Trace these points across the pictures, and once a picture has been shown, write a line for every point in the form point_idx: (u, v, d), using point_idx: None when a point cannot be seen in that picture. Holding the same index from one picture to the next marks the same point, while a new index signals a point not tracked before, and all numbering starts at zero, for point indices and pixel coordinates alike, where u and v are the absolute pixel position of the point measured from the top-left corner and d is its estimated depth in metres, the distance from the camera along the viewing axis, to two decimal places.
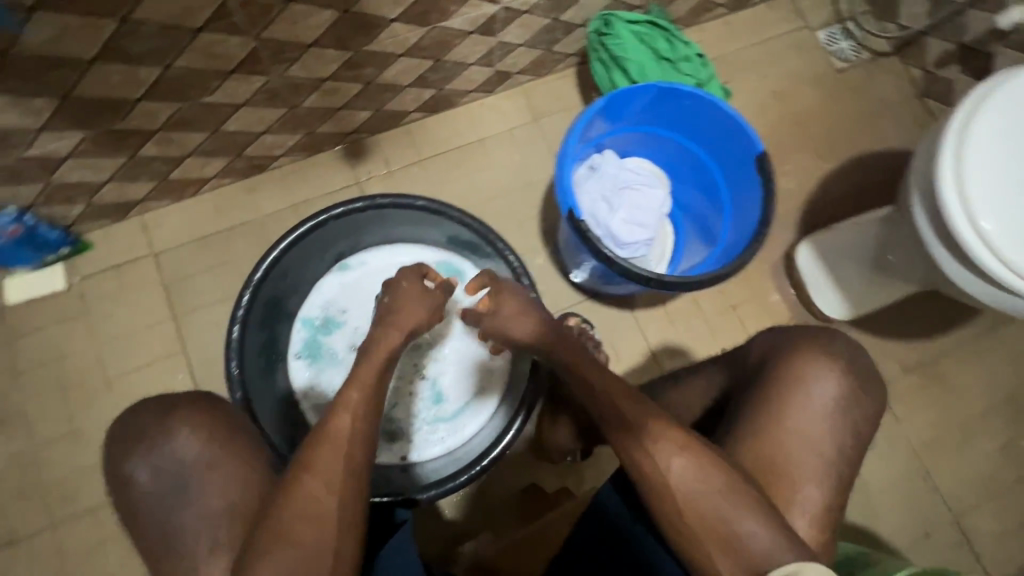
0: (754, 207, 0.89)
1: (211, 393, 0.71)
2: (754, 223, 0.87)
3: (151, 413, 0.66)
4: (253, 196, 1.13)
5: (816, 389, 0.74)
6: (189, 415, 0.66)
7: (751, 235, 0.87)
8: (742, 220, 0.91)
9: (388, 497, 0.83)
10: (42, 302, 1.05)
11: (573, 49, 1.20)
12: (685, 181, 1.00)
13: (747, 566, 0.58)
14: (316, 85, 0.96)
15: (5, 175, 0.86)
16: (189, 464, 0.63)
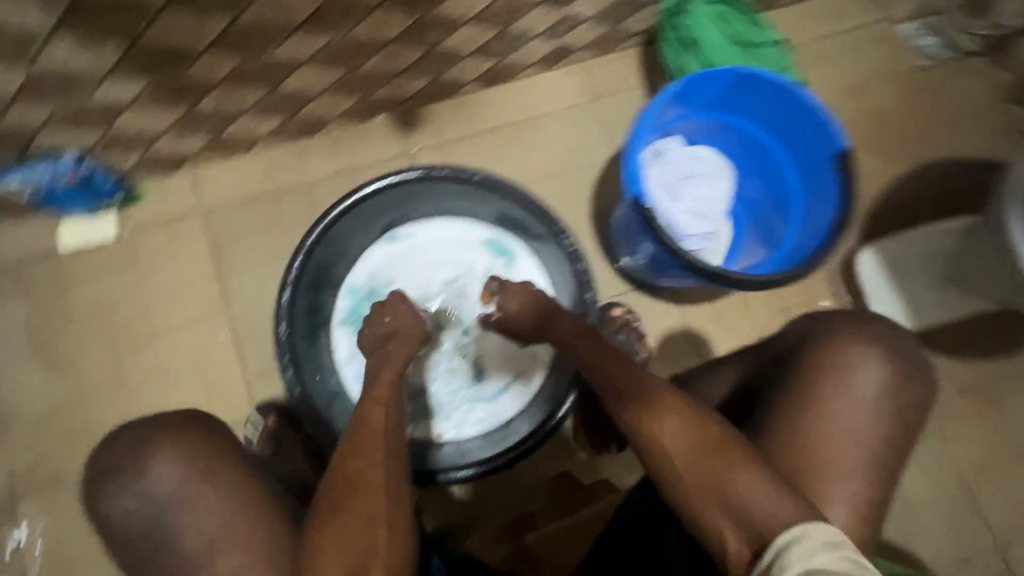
0: (828, 205, 0.84)
1: (184, 417, 0.74)
2: (828, 224, 0.82)
3: (123, 450, 0.70)
4: (303, 159, 1.12)
5: (868, 378, 0.68)
6: (160, 448, 0.69)
7: (823, 236, 0.82)
8: (812, 218, 0.87)
9: None
10: (94, 249, 1.06)
11: (640, 27, 1.15)
12: (752, 173, 0.96)
13: (750, 532, 0.58)
14: (378, 47, 0.93)
15: (68, 120, 0.86)
16: (175, 493, 0.67)
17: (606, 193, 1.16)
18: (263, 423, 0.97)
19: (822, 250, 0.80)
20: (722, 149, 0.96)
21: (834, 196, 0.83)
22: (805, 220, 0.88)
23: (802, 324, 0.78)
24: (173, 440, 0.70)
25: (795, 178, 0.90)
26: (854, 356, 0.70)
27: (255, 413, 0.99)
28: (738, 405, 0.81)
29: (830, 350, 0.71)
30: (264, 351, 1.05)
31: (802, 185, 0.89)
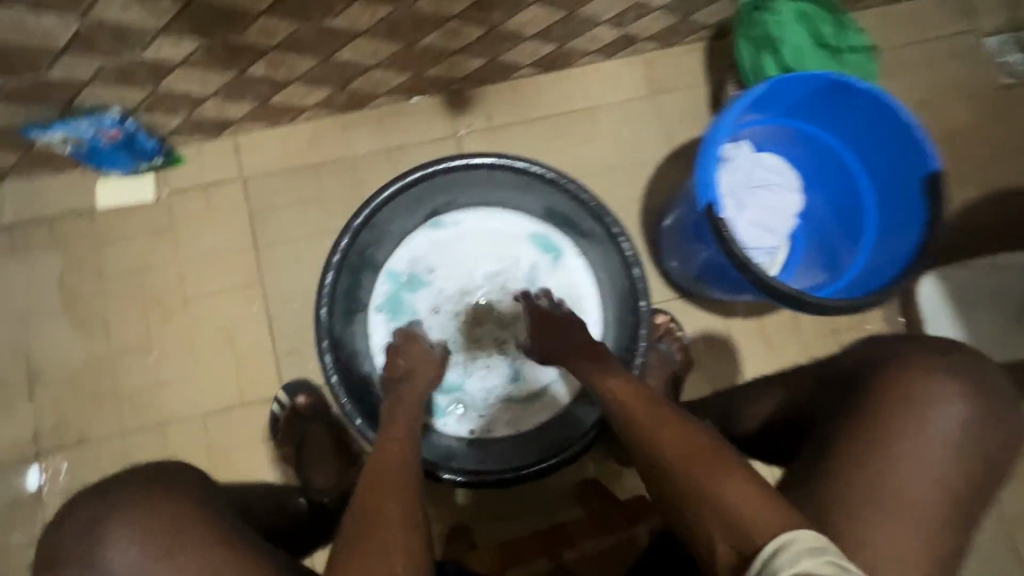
0: (911, 231, 0.78)
1: (151, 472, 0.67)
2: (908, 249, 0.77)
3: (76, 528, 0.61)
4: (348, 134, 1.08)
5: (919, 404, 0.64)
6: (117, 518, 0.61)
7: (903, 261, 0.77)
8: (888, 243, 0.81)
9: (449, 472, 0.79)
10: (132, 210, 1.04)
11: (711, 20, 1.08)
12: (823, 188, 0.90)
13: (734, 534, 0.51)
14: (440, 23, 0.88)
15: (116, 76, 0.82)
16: (139, 574, 0.58)
17: (658, 194, 1.11)
18: (291, 402, 0.97)
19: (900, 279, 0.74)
20: (793, 158, 0.91)
21: (918, 221, 0.77)
22: (880, 244, 0.82)
23: (864, 348, 0.73)
24: (128, 509, 0.61)
25: (872, 197, 0.84)
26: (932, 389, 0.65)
27: (282, 392, 0.98)
28: (786, 426, 0.77)
29: (901, 380, 0.66)
30: (295, 328, 1.02)
31: (879, 206, 0.83)
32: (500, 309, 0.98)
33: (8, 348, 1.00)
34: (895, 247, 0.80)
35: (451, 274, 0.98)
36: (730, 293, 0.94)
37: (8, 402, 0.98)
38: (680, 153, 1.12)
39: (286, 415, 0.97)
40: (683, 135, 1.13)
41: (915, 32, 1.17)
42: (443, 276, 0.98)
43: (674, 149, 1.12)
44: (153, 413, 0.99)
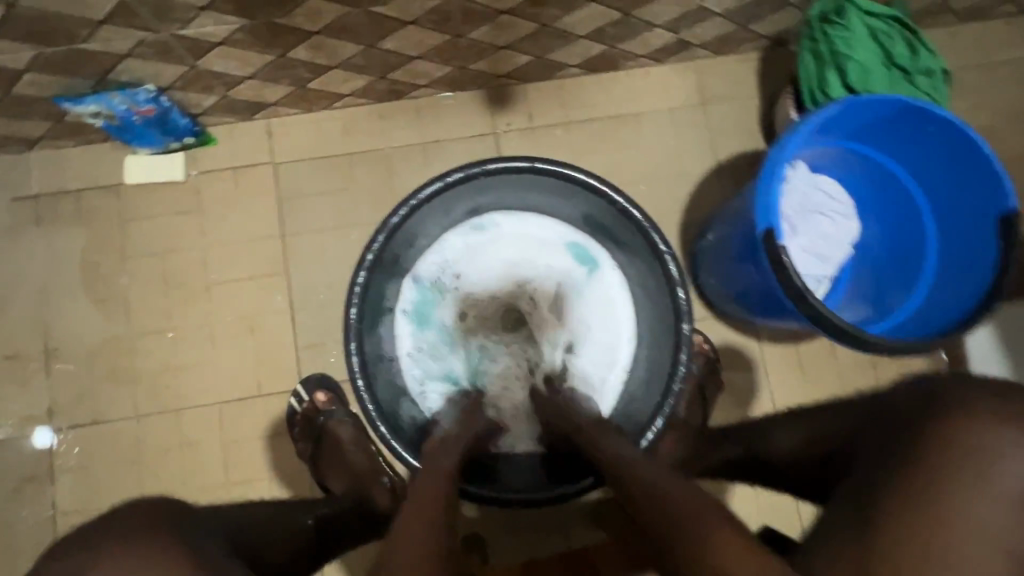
0: (978, 272, 0.73)
1: (134, 512, 0.55)
2: (976, 294, 0.72)
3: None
4: (383, 124, 1.04)
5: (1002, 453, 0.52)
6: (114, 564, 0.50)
7: (970, 307, 0.72)
8: (950, 282, 0.76)
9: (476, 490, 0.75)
10: (159, 189, 1.01)
11: (769, 31, 1.03)
12: (881, 217, 0.85)
13: None
14: (491, 17, 0.84)
15: (155, 51, 0.79)
16: None
17: (699, 208, 1.06)
18: (309, 398, 0.94)
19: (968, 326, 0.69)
20: (851, 183, 0.85)
21: (987, 263, 0.72)
22: (941, 282, 0.77)
23: (913, 384, 0.64)
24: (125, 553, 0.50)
25: (935, 232, 0.79)
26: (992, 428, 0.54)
27: (300, 387, 0.96)
28: (822, 462, 0.71)
29: (951, 421, 0.55)
30: (317, 321, 1.00)
31: (942, 241, 0.78)
32: (531, 321, 0.95)
33: (27, 322, 0.98)
34: (958, 288, 0.75)
35: (482, 280, 0.95)
36: (773, 320, 0.90)
37: (24, 376, 0.96)
38: (724, 167, 1.08)
39: (303, 411, 0.95)
40: (729, 149, 1.08)
41: (979, 57, 1.12)
42: (473, 281, 0.95)
43: (719, 163, 1.08)
44: (170, 398, 0.97)
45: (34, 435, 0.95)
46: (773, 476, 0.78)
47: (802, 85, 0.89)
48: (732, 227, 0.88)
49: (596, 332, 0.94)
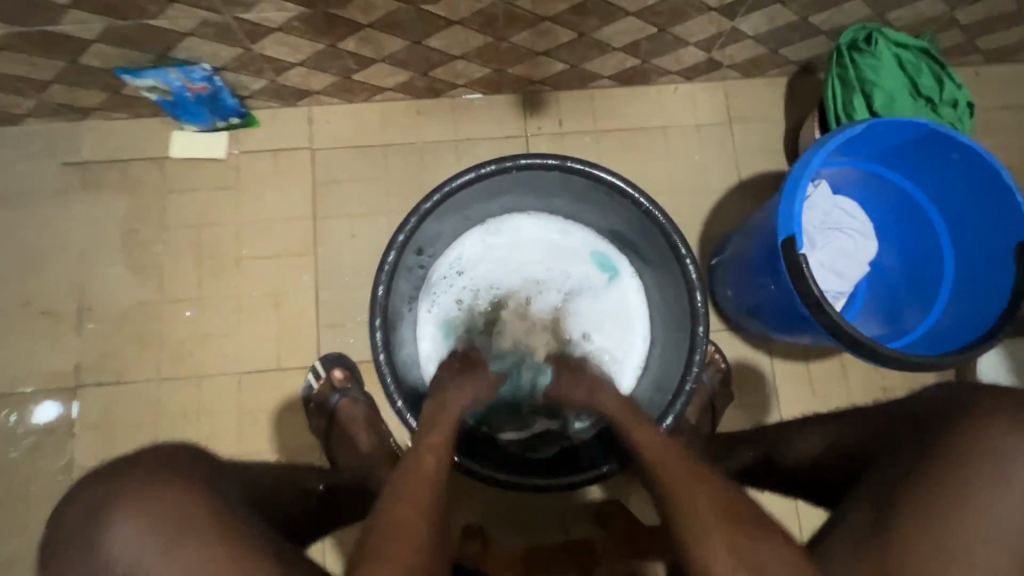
0: (997, 296, 0.74)
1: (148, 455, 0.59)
2: (989, 319, 0.73)
3: (78, 517, 0.54)
4: (419, 119, 1.09)
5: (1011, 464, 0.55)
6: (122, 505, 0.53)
7: (983, 331, 0.73)
8: (967, 305, 0.77)
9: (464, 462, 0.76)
10: (202, 164, 1.06)
11: (799, 57, 1.06)
12: (899, 240, 0.86)
13: None
14: (533, 22, 0.88)
15: (215, 32, 0.83)
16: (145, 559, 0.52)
17: (719, 223, 1.09)
18: (327, 375, 0.96)
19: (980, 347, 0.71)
20: (871, 207, 0.87)
21: (1005, 288, 0.73)
22: (958, 305, 0.79)
23: (934, 394, 0.66)
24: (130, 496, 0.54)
25: (953, 257, 0.80)
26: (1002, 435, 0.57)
27: (318, 364, 0.98)
28: (836, 471, 0.72)
29: (966, 437, 0.57)
30: (340, 302, 1.03)
31: (961, 266, 0.80)
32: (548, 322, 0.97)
33: (64, 281, 1.02)
34: (976, 311, 0.76)
35: (504, 280, 0.98)
36: (788, 335, 0.91)
37: (56, 333, 1.00)
38: (747, 184, 1.10)
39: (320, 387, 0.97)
40: (752, 167, 1.11)
41: (1003, 98, 1.15)
42: (495, 280, 0.98)
43: (742, 180, 1.10)
44: (193, 364, 1.00)
45: (36, 411, 0.97)
46: (786, 479, 0.79)
47: (829, 110, 0.92)
48: (749, 240, 0.90)
49: (609, 338, 0.97)
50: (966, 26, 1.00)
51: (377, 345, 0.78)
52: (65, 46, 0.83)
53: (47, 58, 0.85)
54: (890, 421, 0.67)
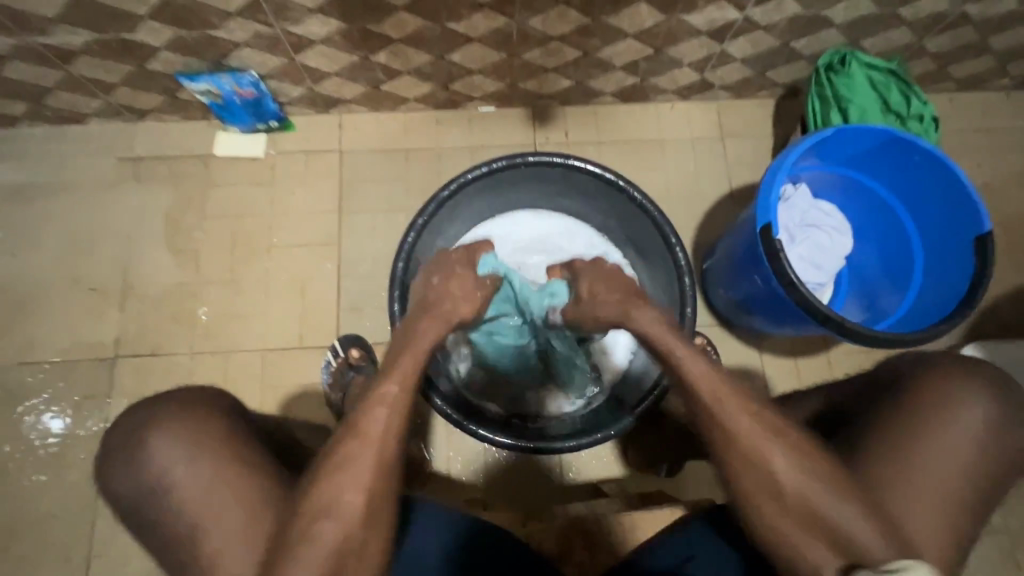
0: (959, 283, 0.83)
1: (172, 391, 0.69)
2: (954, 303, 0.82)
3: (119, 435, 0.65)
4: (438, 128, 1.20)
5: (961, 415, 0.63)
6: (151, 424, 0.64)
7: (948, 313, 0.81)
8: (935, 293, 0.86)
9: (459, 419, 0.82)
10: (241, 162, 1.17)
11: (785, 80, 1.17)
12: (872, 238, 0.96)
13: (837, 547, 0.57)
14: (543, 41, 1.00)
15: (266, 43, 0.96)
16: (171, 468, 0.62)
17: (712, 227, 1.18)
18: (344, 353, 1.04)
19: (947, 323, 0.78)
20: (846, 208, 0.97)
21: (966, 275, 0.82)
22: (929, 293, 0.87)
23: (897, 362, 0.72)
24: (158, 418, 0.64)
25: (922, 251, 0.89)
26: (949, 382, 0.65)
27: (337, 343, 1.05)
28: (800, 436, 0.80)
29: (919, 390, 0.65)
30: (360, 289, 1.12)
31: (928, 259, 0.89)
32: None
33: (112, 262, 1.12)
34: (942, 297, 0.85)
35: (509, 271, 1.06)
36: (773, 325, 0.98)
37: (102, 308, 1.10)
38: (737, 193, 1.20)
39: (338, 364, 1.03)
40: (743, 178, 1.20)
41: (977, 122, 1.24)
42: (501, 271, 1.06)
43: (732, 189, 1.20)
44: (222, 341, 1.09)
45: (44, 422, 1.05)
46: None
47: (809, 124, 1.03)
48: (735, 240, 0.97)
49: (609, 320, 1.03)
50: (935, 55, 1.10)
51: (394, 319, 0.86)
52: (136, 52, 0.96)
53: (118, 63, 0.98)
54: (862, 388, 0.73)
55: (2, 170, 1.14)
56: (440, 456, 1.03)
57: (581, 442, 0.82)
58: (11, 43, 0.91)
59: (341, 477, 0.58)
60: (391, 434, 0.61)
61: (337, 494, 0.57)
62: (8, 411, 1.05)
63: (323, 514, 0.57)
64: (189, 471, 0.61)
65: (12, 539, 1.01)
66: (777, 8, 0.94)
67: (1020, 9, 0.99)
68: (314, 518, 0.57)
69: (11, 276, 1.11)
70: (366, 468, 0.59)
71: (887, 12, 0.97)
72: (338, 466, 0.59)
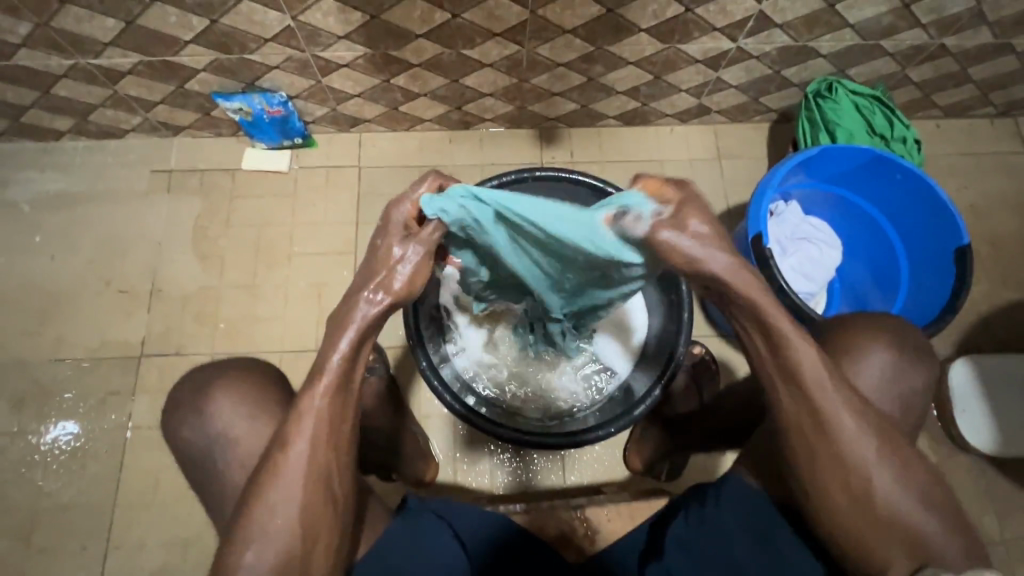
0: (944, 293, 0.90)
1: (216, 365, 0.78)
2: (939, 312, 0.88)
3: (175, 401, 0.74)
4: (451, 146, 1.28)
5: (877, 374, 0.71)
6: (204, 393, 0.73)
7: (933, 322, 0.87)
8: (921, 303, 0.93)
9: (464, 413, 0.87)
10: (266, 175, 1.25)
11: (777, 106, 1.25)
12: (858, 248, 1.02)
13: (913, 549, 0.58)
14: (551, 67, 1.08)
15: (296, 66, 1.04)
16: (217, 430, 0.70)
17: None
18: None
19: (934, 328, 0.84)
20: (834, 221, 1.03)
21: (950, 286, 0.89)
22: (915, 305, 0.94)
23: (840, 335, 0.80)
24: (207, 388, 0.73)
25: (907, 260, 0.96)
26: (857, 343, 0.73)
27: None
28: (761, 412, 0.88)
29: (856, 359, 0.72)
30: None
31: (912, 267, 0.96)
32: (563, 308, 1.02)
33: (142, 266, 1.19)
34: (930, 305, 0.92)
35: None
36: None
37: (130, 308, 1.16)
38: (734, 211, 1.26)
39: None
40: (739, 197, 1.27)
41: (963, 147, 1.30)
42: None
43: (729, 207, 1.26)
44: (243, 342, 1.14)
45: (45, 434, 1.09)
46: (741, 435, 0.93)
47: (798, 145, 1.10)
48: None
49: (621, 316, 1.02)
50: (919, 83, 1.18)
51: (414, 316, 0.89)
52: (177, 73, 1.04)
53: (160, 82, 1.07)
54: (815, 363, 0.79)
55: (45, 180, 1.22)
56: (447, 456, 1.11)
57: (586, 440, 0.86)
58: (67, 64, 1.00)
59: (278, 495, 0.56)
60: (322, 450, 0.57)
61: (269, 512, 0.56)
62: (37, 405, 1.11)
63: (259, 536, 0.55)
64: (243, 431, 0.70)
65: (34, 529, 1.04)
66: (767, 39, 1.02)
67: (996, 42, 1.07)
68: (251, 541, 0.55)
69: (47, 278, 1.18)
70: (301, 487, 0.56)
71: (870, 44, 1.05)
72: (272, 483, 0.56)
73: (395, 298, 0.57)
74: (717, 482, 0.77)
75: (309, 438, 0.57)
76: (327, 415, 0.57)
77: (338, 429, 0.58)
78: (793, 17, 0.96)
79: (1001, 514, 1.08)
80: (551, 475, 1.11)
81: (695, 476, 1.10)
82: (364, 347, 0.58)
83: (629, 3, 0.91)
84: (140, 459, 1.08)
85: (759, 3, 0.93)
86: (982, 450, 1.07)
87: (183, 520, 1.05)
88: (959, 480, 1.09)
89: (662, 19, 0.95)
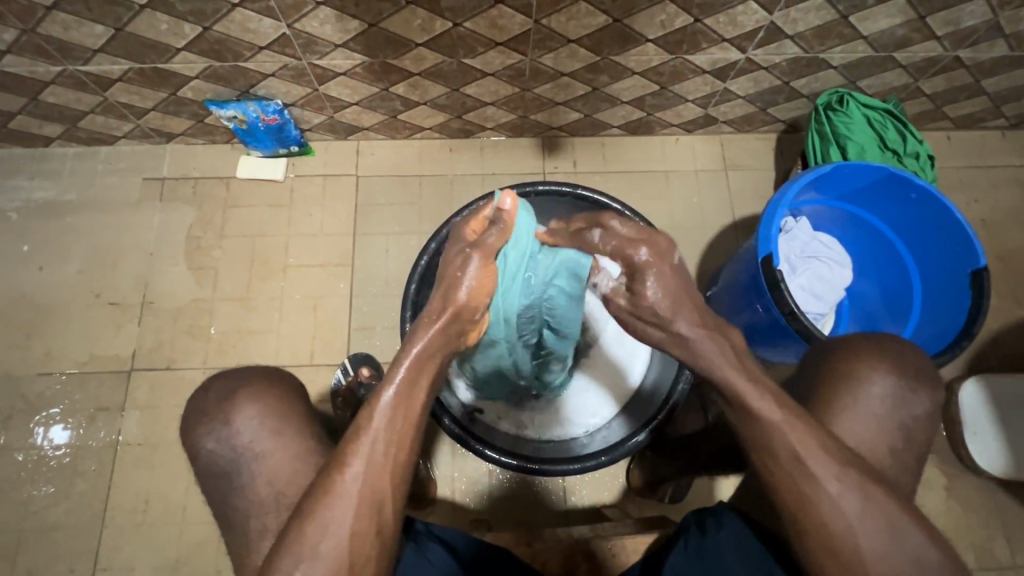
0: (958, 313, 0.95)
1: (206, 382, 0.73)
2: (952, 335, 0.94)
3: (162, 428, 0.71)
4: (451, 155, 1.25)
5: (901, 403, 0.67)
6: (190, 416, 0.70)
7: (947, 344, 0.93)
8: (932, 324, 0.99)
9: (485, 449, 0.85)
10: (261, 183, 1.22)
11: (785, 117, 1.22)
12: (868, 262, 1.08)
13: None
14: (554, 76, 1.04)
15: (292, 74, 1.01)
16: (202, 459, 0.68)
17: (714, 255, 1.22)
18: (355, 372, 1.07)
19: (949, 350, 0.89)
20: (844, 236, 1.08)
21: (964, 303, 0.94)
22: (926, 326, 1.00)
23: None
24: (191, 413, 0.70)
25: (917, 277, 1.02)
26: (858, 370, 0.67)
27: (347, 361, 1.10)
28: None
29: None
30: (370, 309, 1.15)
31: (924, 283, 1.01)
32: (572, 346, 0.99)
33: (133, 279, 1.16)
34: (943, 323, 0.97)
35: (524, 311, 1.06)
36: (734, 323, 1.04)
37: (122, 320, 1.13)
38: (740, 225, 1.23)
39: (348, 382, 1.07)
40: (745, 209, 1.24)
41: (973, 160, 1.28)
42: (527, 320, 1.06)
43: (735, 221, 1.24)
44: (237, 355, 1.12)
45: (31, 446, 1.07)
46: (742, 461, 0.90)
47: (809, 158, 1.11)
48: (736, 274, 1.01)
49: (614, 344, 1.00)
50: (931, 95, 1.15)
51: (411, 289, 0.88)
52: (170, 80, 1.01)
53: (152, 90, 1.04)
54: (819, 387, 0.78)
55: (34, 188, 1.19)
56: (444, 475, 1.08)
57: (606, 460, 0.85)
58: (55, 71, 0.97)
59: (304, 549, 0.51)
60: (378, 483, 0.52)
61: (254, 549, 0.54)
62: (24, 421, 1.08)
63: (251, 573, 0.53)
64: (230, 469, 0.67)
65: (20, 550, 1.02)
66: (778, 50, 0.99)
67: (1011, 55, 1.04)
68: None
69: (35, 288, 1.15)
70: (305, 531, 0.51)
71: (882, 56, 1.02)
72: (298, 532, 0.51)
73: (452, 308, 0.56)
74: (714, 509, 0.72)
75: (366, 460, 0.52)
76: (388, 443, 0.53)
77: (399, 464, 0.53)
78: (805, 28, 0.93)
79: (1011, 538, 1.06)
80: (557, 502, 1.08)
81: (697, 501, 1.08)
82: (422, 376, 0.55)
83: (636, 14, 0.88)
84: (131, 478, 1.05)
85: (771, 14, 0.90)
86: (991, 474, 1.05)
87: (174, 540, 1.03)
88: (968, 504, 1.07)
89: (670, 30, 0.92)
